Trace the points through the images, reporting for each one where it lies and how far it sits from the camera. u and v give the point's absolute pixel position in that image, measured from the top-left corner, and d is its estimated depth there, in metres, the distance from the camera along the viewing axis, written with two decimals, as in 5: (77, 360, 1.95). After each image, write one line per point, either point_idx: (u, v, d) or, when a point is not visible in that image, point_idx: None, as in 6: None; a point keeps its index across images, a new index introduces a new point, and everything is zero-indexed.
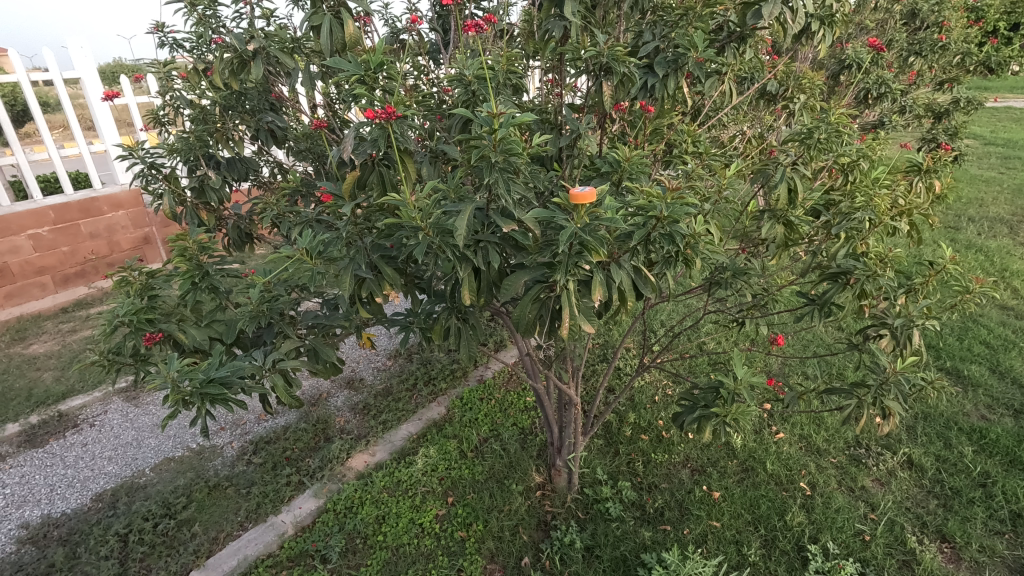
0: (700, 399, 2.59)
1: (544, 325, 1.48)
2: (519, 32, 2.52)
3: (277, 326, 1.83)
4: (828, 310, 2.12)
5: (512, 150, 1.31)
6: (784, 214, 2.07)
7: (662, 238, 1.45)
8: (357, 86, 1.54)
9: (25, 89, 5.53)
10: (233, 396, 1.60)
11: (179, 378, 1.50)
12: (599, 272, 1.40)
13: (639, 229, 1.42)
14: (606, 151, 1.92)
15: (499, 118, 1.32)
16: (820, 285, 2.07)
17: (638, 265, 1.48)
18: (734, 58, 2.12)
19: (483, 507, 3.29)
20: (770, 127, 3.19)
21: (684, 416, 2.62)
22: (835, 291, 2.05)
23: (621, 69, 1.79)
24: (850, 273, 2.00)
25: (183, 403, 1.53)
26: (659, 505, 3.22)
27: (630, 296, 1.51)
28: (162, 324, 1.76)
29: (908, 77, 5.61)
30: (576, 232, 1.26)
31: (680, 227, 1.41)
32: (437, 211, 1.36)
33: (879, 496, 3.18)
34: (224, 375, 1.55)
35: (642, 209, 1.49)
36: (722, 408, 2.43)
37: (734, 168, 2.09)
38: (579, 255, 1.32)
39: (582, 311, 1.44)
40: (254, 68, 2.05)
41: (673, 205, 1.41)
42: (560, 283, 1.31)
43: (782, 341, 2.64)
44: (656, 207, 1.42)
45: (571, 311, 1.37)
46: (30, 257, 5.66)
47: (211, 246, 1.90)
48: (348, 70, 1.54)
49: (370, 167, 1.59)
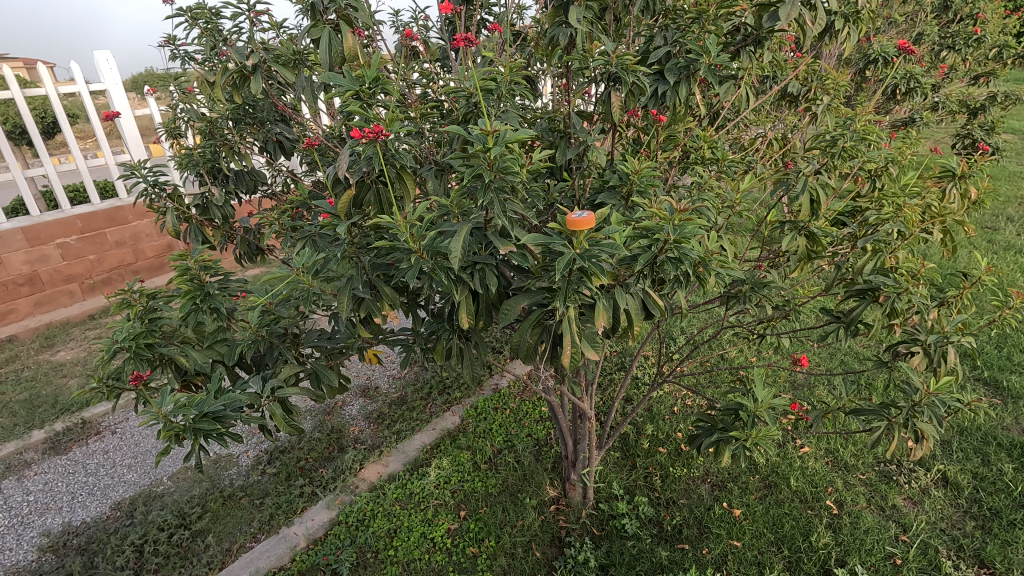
0: (718, 421, 2.49)
1: (545, 350, 1.41)
2: (528, 37, 2.46)
3: (278, 349, 1.78)
4: (854, 329, 1.96)
5: (507, 170, 1.25)
6: (806, 226, 1.95)
7: (669, 262, 1.37)
8: (353, 100, 1.49)
9: (55, 101, 5.66)
10: (229, 429, 1.55)
11: (172, 413, 1.44)
12: (603, 296, 1.32)
13: (646, 253, 1.35)
14: (615, 162, 1.84)
15: (494, 135, 1.25)
16: (844, 302, 1.89)
17: (647, 288, 1.41)
18: (751, 62, 2.02)
19: (496, 523, 3.22)
20: (792, 127, 3.08)
21: (701, 438, 2.52)
22: (862, 309, 1.86)
23: (629, 78, 1.70)
24: (878, 290, 1.82)
25: (178, 437, 1.48)
26: (678, 523, 3.12)
27: (638, 320, 1.43)
28: (162, 348, 1.73)
29: (940, 72, 5.39)
30: (575, 258, 1.18)
31: (688, 251, 1.33)
32: (431, 233, 1.30)
33: (911, 516, 3.02)
34: (219, 410, 1.49)
35: (650, 227, 1.40)
36: (742, 433, 2.31)
37: (755, 178, 1.98)
38: (580, 280, 1.24)
39: (586, 337, 1.36)
40: (254, 82, 1.98)
41: (681, 228, 1.33)
42: (559, 311, 1.24)
43: (806, 360, 2.48)
44: (663, 228, 1.34)
45: (573, 339, 1.29)
46: (58, 265, 5.79)
47: (214, 264, 1.89)
48: (342, 84, 1.50)
49: (367, 185, 1.48)
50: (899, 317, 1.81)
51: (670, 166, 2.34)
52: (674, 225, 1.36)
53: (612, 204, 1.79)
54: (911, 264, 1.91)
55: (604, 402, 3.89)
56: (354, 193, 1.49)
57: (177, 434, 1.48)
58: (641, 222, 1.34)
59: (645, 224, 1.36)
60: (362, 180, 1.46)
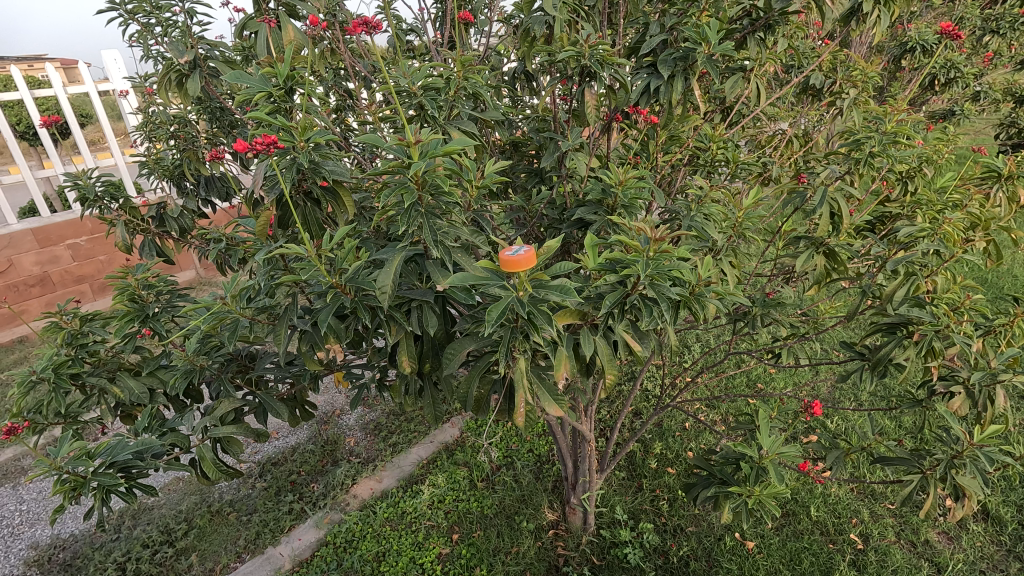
0: (717, 472, 2.20)
1: (499, 401, 1.50)
2: (517, 27, 2.23)
3: (221, 379, 1.62)
4: (883, 370, 1.64)
5: (438, 189, 1.20)
6: (824, 241, 1.69)
7: (643, 302, 1.24)
8: (265, 106, 1.30)
9: (62, 102, 5.52)
10: (142, 479, 1.38)
11: (67, 466, 1.27)
12: (563, 344, 1.29)
13: (615, 292, 1.24)
14: (600, 170, 1.62)
15: (417, 148, 1.19)
16: (870, 338, 1.62)
17: (620, 331, 1.30)
18: (764, 51, 1.75)
19: (489, 549, 3.02)
20: (814, 123, 2.80)
21: (699, 490, 2.29)
22: (892, 348, 1.57)
23: (609, 73, 1.47)
24: (913, 324, 1.54)
25: (78, 491, 1.29)
26: (685, 554, 2.87)
27: (609, 365, 1.36)
28: (90, 378, 1.56)
29: (983, 59, 4.98)
30: (514, 305, 1.13)
31: (665, 289, 1.21)
32: (362, 266, 1.28)
33: (946, 554, 2.73)
34: (127, 456, 1.31)
35: (623, 259, 1.25)
36: (743, 488, 2.02)
37: (760, 193, 1.69)
38: (527, 327, 1.21)
39: (547, 388, 1.37)
40: (191, 82, 1.94)
41: (658, 264, 1.19)
42: (502, 362, 1.22)
43: (820, 408, 2.13)
44: (639, 264, 1.19)
45: (526, 390, 1.27)
46: (69, 266, 5.48)
47: (158, 284, 1.73)
48: (251, 84, 1.28)
49: (292, 203, 1.36)
50: (938, 358, 1.53)
51: (671, 169, 2.10)
52: (649, 257, 1.22)
53: (593, 218, 1.57)
54: (952, 291, 1.62)
55: (610, 416, 3.61)
56: (277, 213, 1.37)
57: (76, 489, 1.31)
58: (613, 254, 1.20)
59: (615, 257, 1.21)
60: (284, 199, 1.34)
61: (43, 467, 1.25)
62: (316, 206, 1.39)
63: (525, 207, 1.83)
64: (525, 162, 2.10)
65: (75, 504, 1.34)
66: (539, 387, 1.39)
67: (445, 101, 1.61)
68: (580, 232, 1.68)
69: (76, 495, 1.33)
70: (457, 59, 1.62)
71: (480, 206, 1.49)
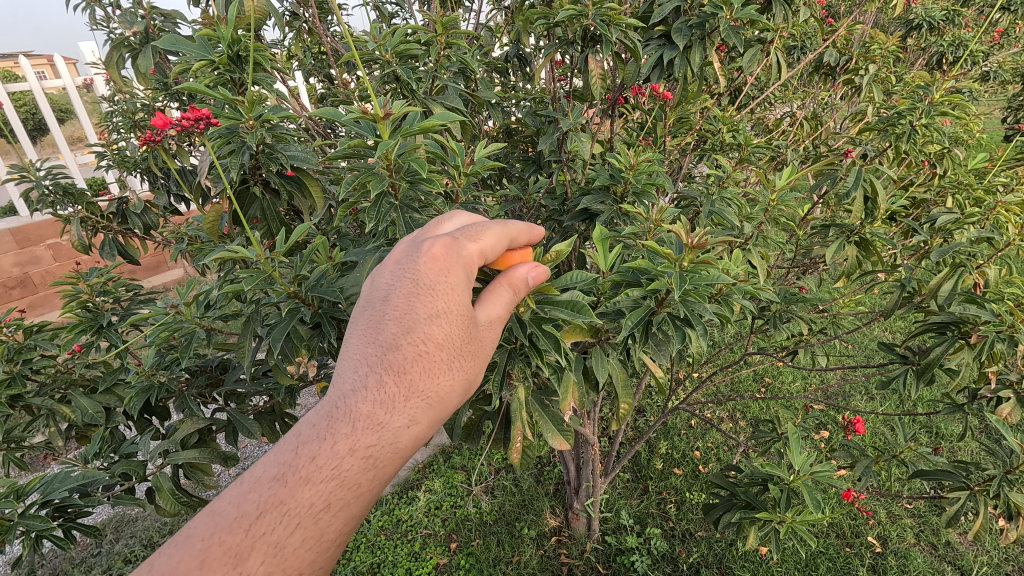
0: (742, 492, 2.06)
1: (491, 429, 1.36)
2: (508, 5, 2.12)
3: (184, 396, 1.45)
4: (931, 377, 1.46)
5: (416, 174, 1.07)
6: (856, 229, 1.53)
7: (668, 319, 1.12)
8: (207, 76, 1.13)
9: (37, 96, 5.27)
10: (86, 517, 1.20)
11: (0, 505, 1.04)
12: (569, 370, 1.17)
13: (637, 311, 1.11)
14: (605, 155, 1.46)
15: (386, 125, 1.02)
16: (918, 340, 1.43)
17: (637, 356, 1.20)
18: (785, 18, 1.58)
19: (488, 559, 2.86)
20: (827, 103, 2.64)
21: (721, 514, 2.14)
22: (943, 350, 1.41)
23: (615, 38, 1.30)
24: (969, 324, 1.35)
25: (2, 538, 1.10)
26: (694, 561, 2.73)
27: (618, 389, 1.29)
28: (34, 398, 1.39)
29: (993, 37, 4.84)
30: (515, 326, 1.00)
31: (696, 307, 1.09)
32: (328, 272, 1.14)
33: (969, 556, 2.61)
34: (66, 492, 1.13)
35: (647, 269, 1.10)
36: (772, 513, 1.86)
37: (793, 171, 1.49)
38: (530, 351, 1.06)
39: (552, 415, 1.25)
40: (142, 59, 1.78)
41: (690, 279, 1.05)
42: (498, 391, 1.08)
43: (862, 427, 2.05)
44: (665, 276, 1.06)
45: (525, 423, 1.19)
46: (50, 267, 5.21)
47: (113, 289, 1.56)
48: (194, 53, 1.13)
49: (252, 197, 1.22)
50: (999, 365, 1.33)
51: (680, 154, 1.93)
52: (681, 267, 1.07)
53: (600, 208, 1.41)
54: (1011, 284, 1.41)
55: (612, 416, 3.44)
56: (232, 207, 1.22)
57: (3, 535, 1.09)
58: (637, 262, 1.06)
59: (641, 267, 1.07)
60: (238, 191, 1.19)
61: None
62: (276, 198, 1.25)
63: (522, 197, 1.67)
64: (519, 148, 1.92)
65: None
66: (541, 416, 1.25)
67: (428, 74, 1.45)
68: (582, 224, 1.52)
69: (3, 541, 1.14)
70: (443, 29, 1.46)
71: (469, 196, 1.33)
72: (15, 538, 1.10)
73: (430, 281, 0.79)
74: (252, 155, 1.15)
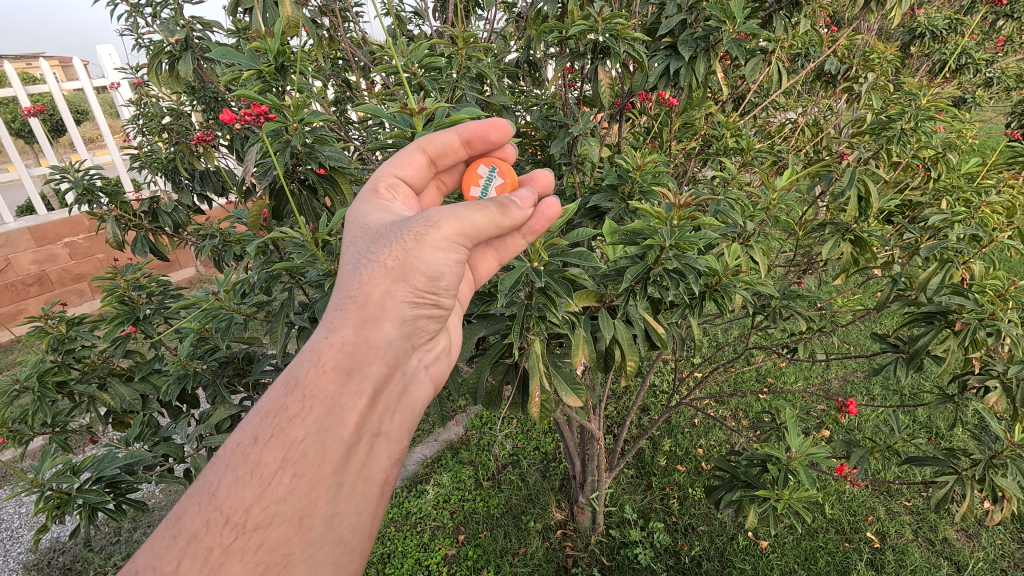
0: (741, 472, 2.12)
1: (511, 394, 1.42)
2: (521, 14, 2.21)
3: (216, 381, 1.54)
4: (918, 362, 1.55)
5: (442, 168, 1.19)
6: (849, 226, 1.62)
7: (667, 277, 1.16)
8: (255, 84, 1.25)
9: (56, 98, 5.37)
10: (131, 494, 1.31)
11: (53, 483, 1.19)
12: (580, 327, 1.25)
13: (636, 266, 1.18)
14: (613, 158, 1.56)
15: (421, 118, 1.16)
16: (905, 330, 1.51)
17: (641, 313, 1.26)
18: (785, 31, 1.66)
19: (496, 550, 2.94)
20: (829, 109, 2.72)
21: (721, 492, 2.19)
22: (929, 338, 1.48)
23: (624, 49, 1.39)
24: (953, 314, 1.42)
25: (59, 512, 1.22)
26: (697, 554, 2.80)
27: (629, 350, 1.30)
28: (77, 385, 1.49)
29: (996, 45, 4.92)
30: (529, 274, 1.07)
31: (691, 261, 1.14)
32: None
33: (965, 551, 2.68)
34: (117, 469, 1.24)
35: (644, 232, 1.19)
36: (769, 490, 1.95)
37: (793, 175, 1.60)
38: (544, 303, 1.16)
39: (566, 377, 1.34)
40: (182, 65, 1.94)
41: (681, 233, 1.12)
42: (517, 339, 1.17)
43: (854, 409, 2.05)
44: (659, 232, 1.13)
45: (541, 376, 1.22)
46: (66, 265, 5.28)
47: (147, 283, 1.66)
48: (241, 63, 1.22)
49: (289, 195, 1.31)
50: (981, 350, 1.40)
51: (685, 158, 2.01)
52: (673, 225, 1.16)
53: (609, 205, 1.50)
54: (993, 278, 1.49)
55: (617, 413, 3.51)
56: (272, 203, 1.32)
57: (60, 507, 1.24)
58: (633, 224, 1.14)
59: (637, 228, 1.15)
60: (277, 188, 1.29)
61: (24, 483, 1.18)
62: (312, 194, 1.35)
63: None
64: (530, 151, 2.00)
65: (56, 526, 1.26)
66: (555, 375, 1.34)
67: (450, 81, 1.56)
68: (591, 221, 1.61)
69: (60, 514, 1.25)
70: (463, 38, 1.57)
71: None
72: (73, 509, 1.24)
73: (348, 238, 0.99)
74: (292, 154, 1.25)
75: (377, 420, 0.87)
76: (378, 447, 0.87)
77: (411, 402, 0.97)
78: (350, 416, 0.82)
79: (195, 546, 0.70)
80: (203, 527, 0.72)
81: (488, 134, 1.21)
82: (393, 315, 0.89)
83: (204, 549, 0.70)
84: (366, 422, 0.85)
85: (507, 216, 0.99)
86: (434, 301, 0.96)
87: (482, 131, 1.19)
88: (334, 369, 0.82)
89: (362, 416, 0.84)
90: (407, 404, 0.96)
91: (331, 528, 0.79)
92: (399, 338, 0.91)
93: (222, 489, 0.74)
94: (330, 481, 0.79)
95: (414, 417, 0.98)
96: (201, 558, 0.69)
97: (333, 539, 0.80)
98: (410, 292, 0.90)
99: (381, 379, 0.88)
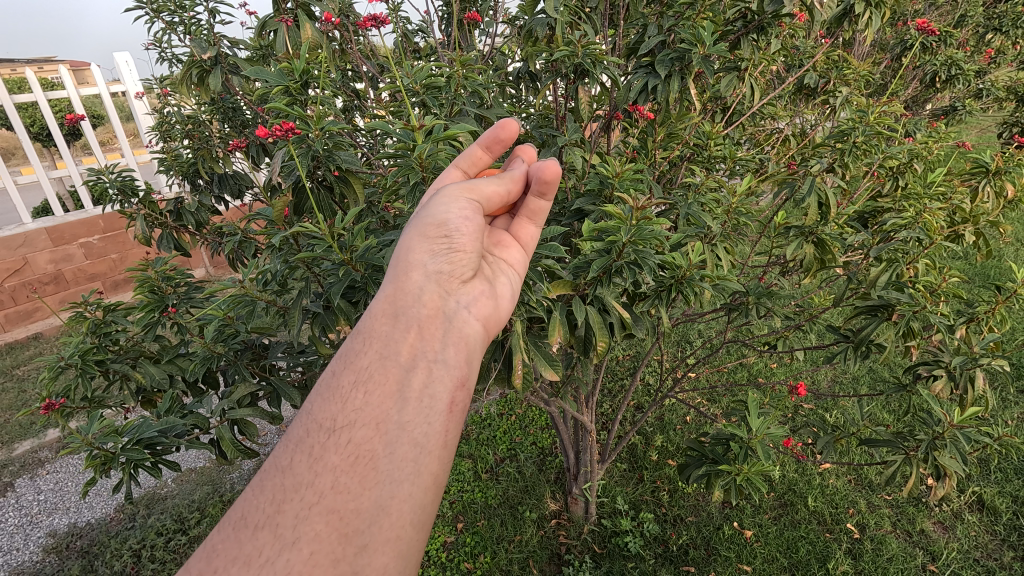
0: (708, 451, 2.29)
1: (498, 370, 1.55)
2: (520, 31, 2.37)
3: (236, 364, 1.70)
4: (864, 349, 1.90)
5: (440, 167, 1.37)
6: (813, 231, 1.82)
7: (626, 267, 1.38)
8: (283, 98, 1.46)
9: (74, 104, 5.51)
10: (164, 457, 1.53)
11: (101, 442, 1.45)
12: (556, 311, 1.44)
13: (602, 258, 1.38)
14: (597, 165, 1.72)
15: (422, 132, 1.36)
16: (853, 320, 1.85)
17: (611, 301, 1.43)
18: (755, 51, 1.82)
19: (492, 537, 3.07)
20: (811, 121, 2.87)
21: (690, 468, 2.34)
22: (874, 329, 1.81)
23: (604, 71, 1.57)
24: (891, 307, 1.77)
25: (106, 467, 1.47)
26: (684, 542, 2.92)
27: (601, 334, 1.46)
28: (114, 363, 1.68)
29: (985, 57, 5.05)
30: None
31: (647, 254, 1.36)
32: (372, 245, 1.38)
33: (941, 542, 2.79)
34: (153, 436, 1.46)
35: (610, 230, 1.42)
36: (732, 466, 2.11)
37: (751, 182, 1.87)
38: (523, 291, 1.38)
39: (545, 356, 1.49)
40: (212, 77, 2.13)
41: (639, 230, 1.35)
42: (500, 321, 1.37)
43: (803, 386, 2.52)
44: (621, 231, 1.36)
45: (522, 351, 1.37)
46: (82, 265, 5.41)
47: (175, 276, 1.84)
48: (271, 80, 1.45)
49: (307, 193, 1.48)
50: (914, 337, 1.73)
51: (671, 165, 2.15)
52: (633, 224, 1.37)
53: (592, 208, 1.68)
54: (932, 276, 1.86)
55: (611, 410, 3.64)
56: (293, 200, 1.49)
57: (106, 463, 1.49)
58: (600, 224, 1.37)
59: (603, 226, 1.37)
60: (298, 187, 1.45)
61: (78, 442, 1.43)
62: (329, 194, 1.50)
63: None
64: None
65: (103, 479, 1.51)
66: (535, 355, 1.49)
67: (452, 97, 1.75)
68: (578, 222, 1.78)
69: (106, 469, 1.49)
70: (463, 58, 1.75)
71: None
72: (117, 465, 1.48)
73: None
74: (313, 158, 1.42)
75: (430, 347, 1.02)
76: (437, 369, 1.00)
77: (466, 337, 1.10)
78: (404, 345, 1.00)
79: (300, 450, 0.90)
80: (306, 435, 0.91)
81: (499, 135, 1.33)
82: (422, 267, 1.09)
83: (308, 447, 0.89)
84: (418, 351, 1.01)
85: (506, 174, 1.29)
86: (458, 248, 1.13)
87: (493, 133, 1.31)
88: (384, 314, 1.03)
89: (413, 344, 1.01)
90: (461, 340, 1.09)
91: (405, 431, 0.92)
92: (432, 282, 1.09)
93: (315, 408, 0.94)
94: (395, 394, 0.95)
95: (471, 353, 1.10)
96: (305, 453, 0.89)
97: (409, 441, 0.92)
98: (427, 242, 1.10)
99: (424, 315, 1.05)
